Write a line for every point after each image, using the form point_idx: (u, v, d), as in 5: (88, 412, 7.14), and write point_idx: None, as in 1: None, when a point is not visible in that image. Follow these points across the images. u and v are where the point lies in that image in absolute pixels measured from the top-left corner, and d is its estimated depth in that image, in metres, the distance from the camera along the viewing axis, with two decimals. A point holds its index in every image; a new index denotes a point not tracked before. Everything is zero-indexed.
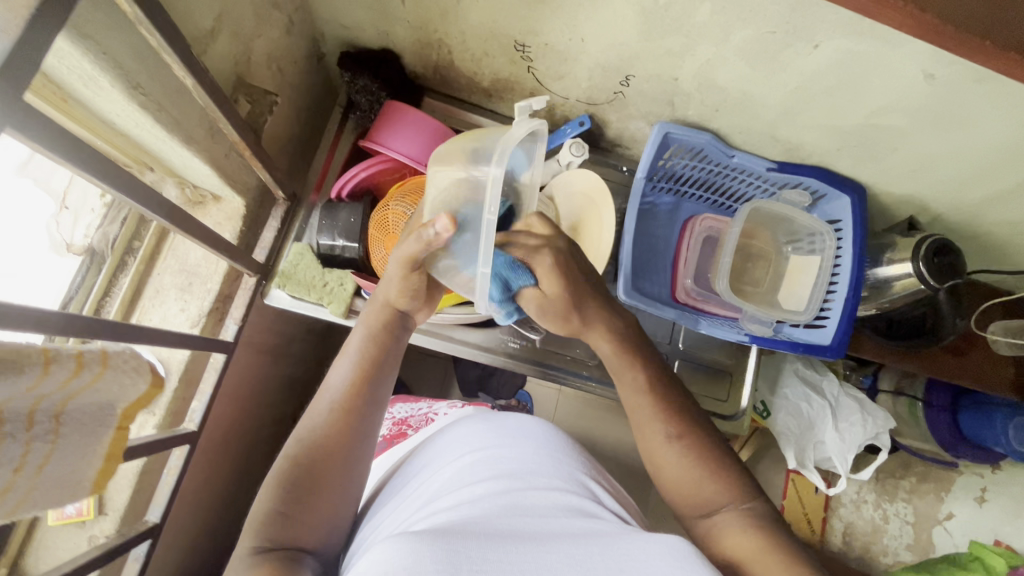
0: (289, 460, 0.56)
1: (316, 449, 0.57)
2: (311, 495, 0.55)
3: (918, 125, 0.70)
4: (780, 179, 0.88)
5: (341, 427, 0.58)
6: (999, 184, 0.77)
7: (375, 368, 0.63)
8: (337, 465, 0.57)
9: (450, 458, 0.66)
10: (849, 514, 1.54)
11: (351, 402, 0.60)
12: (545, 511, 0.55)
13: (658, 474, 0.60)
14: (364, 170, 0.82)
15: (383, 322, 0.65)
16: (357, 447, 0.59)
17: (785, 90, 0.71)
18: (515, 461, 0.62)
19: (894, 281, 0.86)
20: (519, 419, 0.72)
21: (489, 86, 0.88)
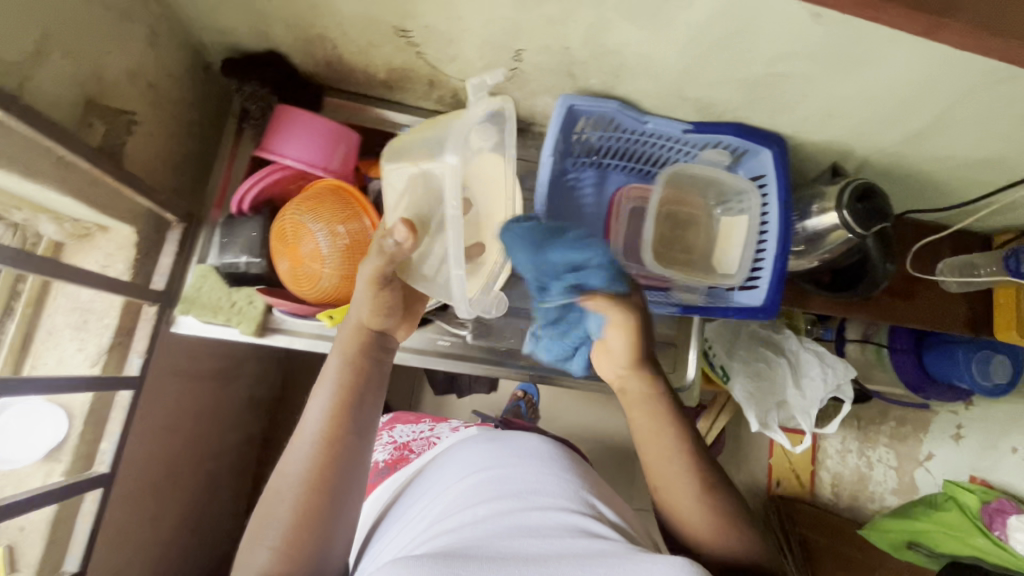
0: (272, 506, 0.50)
1: (301, 487, 0.50)
2: (303, 535, 0.49)
3: (820, 69, 0.67)
4: (699, 140, 0.85)
5: (325, 465, 0.52)
6: (919, 118, 0.74)
7: (356, 391, 0.56)
8: (327, 501, 0.51)
9: (450, 482, 0.65)
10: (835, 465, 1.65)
11: (336, 432, 0.53)
12: (557, 531, 0.54)
13: (666, 500, 0.58)
14: (259, 181, 0.77)
15: (363, 343, 0.58)
16: (344, 488, 0.52)
17: (677, 45, 0.67)
18: (520, 481, 0.61)
19: (827, 232, 0.83)
20: (524, 439, 0.70)
21: (387, 78, 0.83)
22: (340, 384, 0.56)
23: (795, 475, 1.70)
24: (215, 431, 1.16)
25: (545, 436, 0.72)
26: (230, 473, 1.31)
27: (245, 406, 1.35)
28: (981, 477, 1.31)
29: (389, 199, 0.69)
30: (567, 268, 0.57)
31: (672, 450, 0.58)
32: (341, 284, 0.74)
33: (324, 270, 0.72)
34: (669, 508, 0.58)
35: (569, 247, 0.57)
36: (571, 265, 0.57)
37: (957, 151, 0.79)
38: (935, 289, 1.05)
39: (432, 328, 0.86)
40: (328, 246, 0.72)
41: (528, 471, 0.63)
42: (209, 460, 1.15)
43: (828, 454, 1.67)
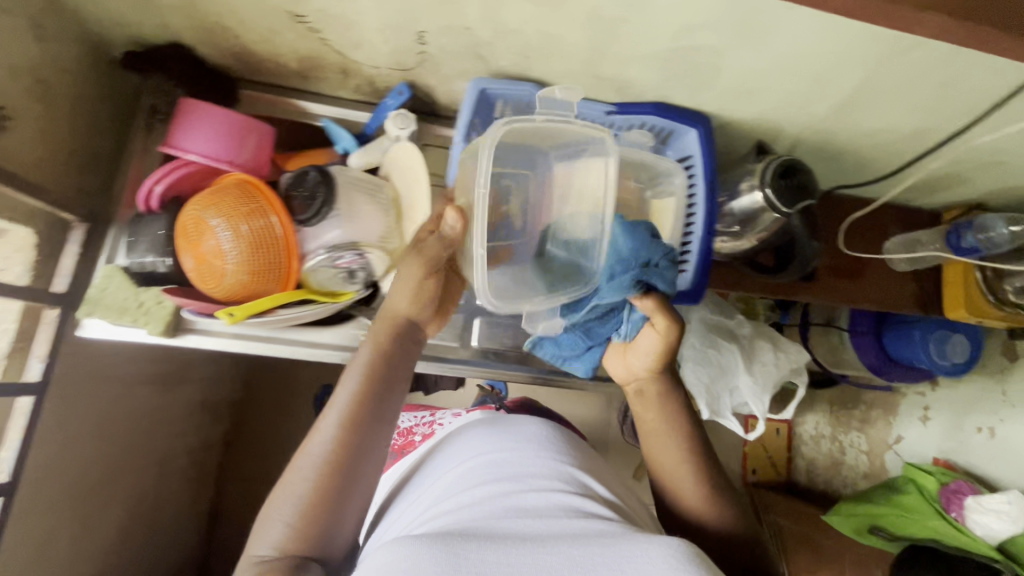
0: (295, 482, 0.58)
1: (321, 464, 0.59)
2: (318, 509, 0.57)
3: (728, 42, 0.65)
4: (622, 121, 0.83)
5: (341, 451, 0.59)
6: (840, 90, 0.71)
7: (377, 386, 0.64)
8: (342, 479, 0.59)
9: (454, 464, 0.69)
10: (810, 450, 1.64)
11: (356, 420, 0.61)
12: (545, 510, 0.56)
13: (650, 443, 0.75)
14: (164, 176, 0.75)
15: (389, 342, 0.66)
16: (358, 469, 0.60)
17: (578, 21, 0.64)
18: (515, 464, 0.64)
19: (756, 210, 0.81)
20: (526, 424, 0.74)
21: (299, 67, 0.81)
22: (364, 379, 0.63)
23: (770, 462, 1.68)
24: (161, 435, 1.14)
25: (550, 421, 0.75)
26: (185, 477, 1.30)
27: (199, 409, 1.33)
28: (944, 459, 1.30)
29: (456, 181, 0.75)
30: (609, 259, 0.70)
31: (670, 431, 0.74)
32: (247, 281, 0.72)
33: (228, 267, 0.70)
34: (652, 449, 0.75)
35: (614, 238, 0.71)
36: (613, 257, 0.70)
37: (886, 124, 0.77)
38: (883, 267, 1.02)
39: (355, 324, 0.84)
40: (230, 241, 0.70)
41: (526, 454, 0.67)
42: (156, 464, 1.13)
43: (803, 439, 1.65)
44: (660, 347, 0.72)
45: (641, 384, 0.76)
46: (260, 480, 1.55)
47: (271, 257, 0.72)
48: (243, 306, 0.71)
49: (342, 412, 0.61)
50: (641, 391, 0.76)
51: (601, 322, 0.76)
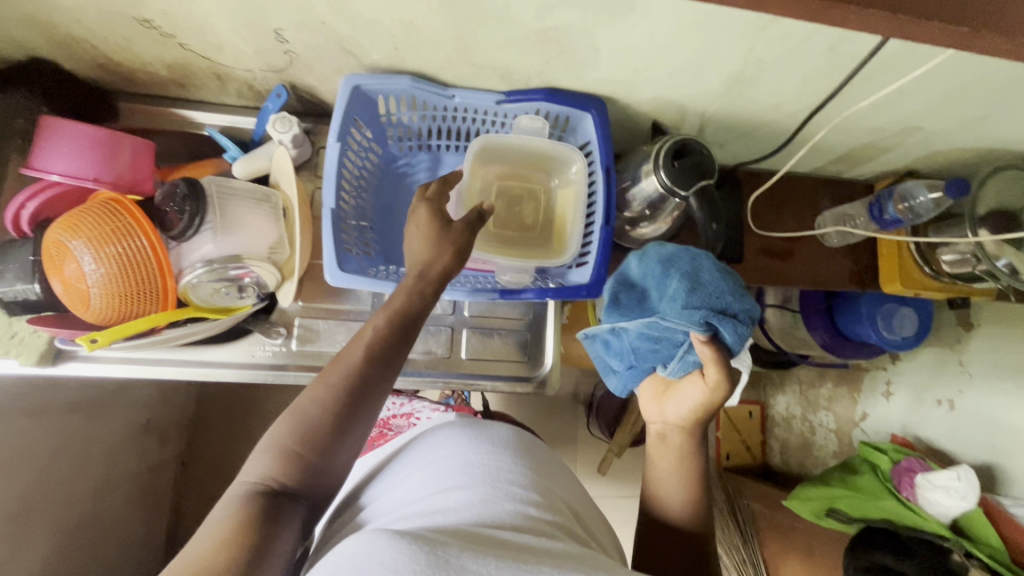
0: (305, 405, 0.53)
1: (338, 397, 0.53)
2: (325, 441, 0.51)
3: (596, 20, 0.61)
4: (514, 109, 0.79)
5: (359, 385, 0.54)
6: (726, 62, 0.67)
7: (402, 331, 0.58)
8: (356, 414, 0.53)
9: (426, 460, 0.64)
10: (782, 433, 1.61)
11: (380, 358, 0.56)
12: (523, 526, 0.53)
13: (657, 456, 0.67)
14: (32, 197, 0.72)
15: (423, 294, 0.60)
16: (370, 408, 0.55)
17: (432, 8, 0.61)
18: (493, 469, 0.60)
19: (657, 195, 0.76)
20: (499, 425, 0.68)
21: (171, 75, 0.77)
22: (390, 321, 0.58)
23: (746, 448, 1.63)
24: (91, 462, 1.11)
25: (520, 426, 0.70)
26: (132, 502, 1.27)
27: (142, 431, 1.30)
28: (904, 434, 1.27)
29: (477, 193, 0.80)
30: (685, 288, 0.62)
31: (677, 465, 0.65)
32: (116, 304, 0.68)
33: (92, 290, 0.66)
34: (657, 462, 0.66)
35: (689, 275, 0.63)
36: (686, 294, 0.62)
37: (787, 95, 0.73)
38: (814, 242, 0.97)
39: (252, 340, 0.81)
40: (90, 263, 0.66)
41: (509, 454, 0.62)
42: (90, 494, 1.10)
43: (776, 421, 1.62)
44: (703, 401, 0.63)
45: (665, 428, 0.67)
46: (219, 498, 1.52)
47: (140, 278, 0.68)
48: (108, 332, 0.67)
49: (368, 348, 0.55)
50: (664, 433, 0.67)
51: (653, 348, 0.67)
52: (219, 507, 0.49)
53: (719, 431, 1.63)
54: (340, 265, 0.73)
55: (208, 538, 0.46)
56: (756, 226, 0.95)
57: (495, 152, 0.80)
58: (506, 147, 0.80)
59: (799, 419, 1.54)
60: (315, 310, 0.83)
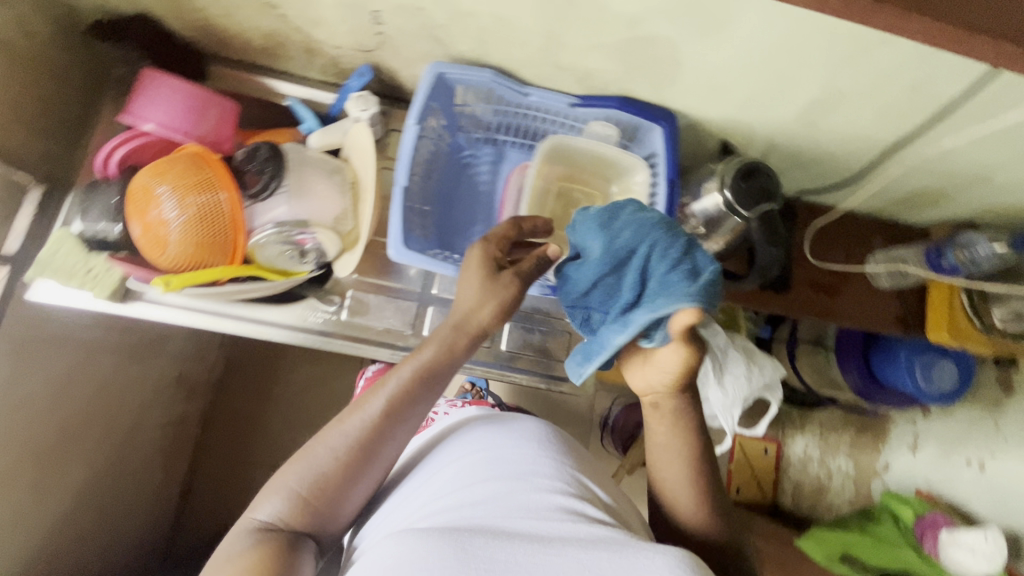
0: (320, 449, 0.57)
1: (348, 448, 0.57)
2: (331, 487, 0.56)
3: (685, 33, 0.63)
4: (585, 114, 0.81)
5: (373, 435, 0.58)
6: (804, 90, 0.68)
7: (425, 384, 0.60)
8: (362, 463, 0.57)
9: (452, 457, 0.66)
10: (797, 473, 1.49)
11: (395, 412, 0.58)
12: (547, 511, 0.54)
13: (659, 464, 0.65)
14: (122, 143, 0.76)
15: (453, 347, 0.61)
16: (382, 455, 0.59)
17: (528, 5, 0.63)
18: (518, 461, 0.61)
19: (719, 213, 0.78)
20: (524, 421, 0.70)
21: (263, 44, 0.81)
22: (416, 376, 0.60)
23: (757, 483, 1.49)
24: (130, 405, 1.15)
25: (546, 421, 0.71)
26: (154, 450, 1.31)
27: (175, 383, 1.35)
28: (927, 490, 1.25)
29: (540, 190, 0.82)
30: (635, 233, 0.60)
31: (678, 462, 0.63)
32: (191, 253, 0.72)
33: (171, 236, 0.71)
34: (666, 473, 0.65)
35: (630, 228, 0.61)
36: (648, 255, 0.60)
37: (858, 130, 0.73)
38: (863, 280, 0.97)
39: (306, 305, 0.83)
40: (173, 211, 0.70)
41: (535, 449, 0.64)
42: (121, 435, 1.14)
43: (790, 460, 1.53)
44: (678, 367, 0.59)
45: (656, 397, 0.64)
46: (234, 459, 1.56)
47: (216, 229, 0.72)
48: (182, 277, 0.70)
49: (388, 401, 0.58)
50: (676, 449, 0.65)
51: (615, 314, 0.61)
52: (237, 535, 0.55)
53: (731, 462, 1.50)
54: (400, 242, 0.75)
55: (232, 564, 0.51)
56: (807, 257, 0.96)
57: (564, 152, 0.81)
58: (576, 150, 0.81)
59: (815, 463, 1.46)
60: (367, 285, 0.85)
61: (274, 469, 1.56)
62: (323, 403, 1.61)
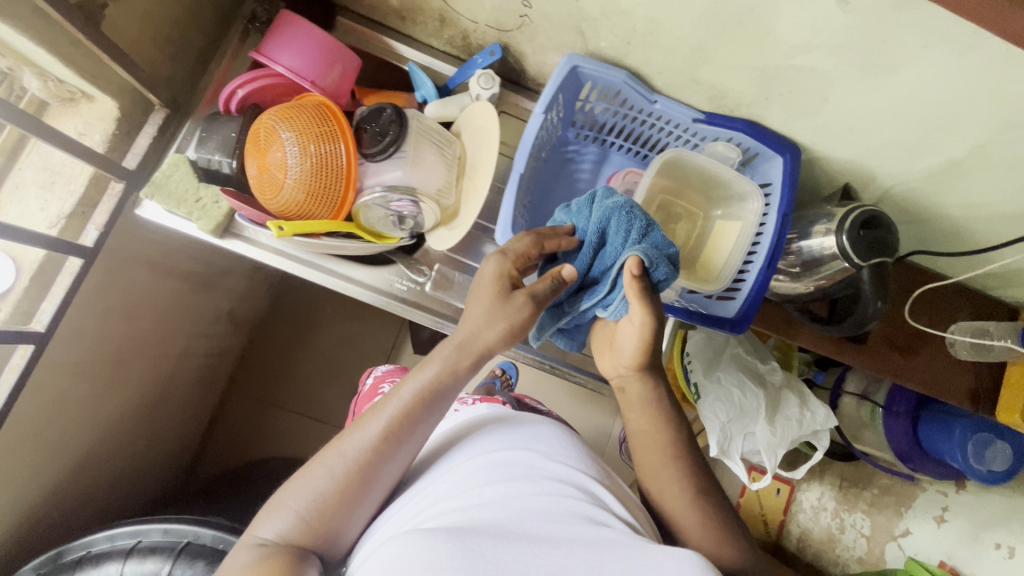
0: (318, 471, 0.56)
1: (346, 468, 0.55)
2: (328, 511, 0.54)
3: (846, 70, 0.61)
4: (706, 132, 0.79)
5: (374, 459, 0.56)
6: (948, 148, 0.66)
7: (427, 406, 0.59)
8: (360, 483, 0.56)
9: (457, 455, 0.61)
10: (806, 520, 1.46)
11: (394, 432, 0.57)
12: (554, 522, 0.49)
13: (643, 461, 0.67)
14: (249, 82, 0.77)
15: (457, 367, 0.61)
16: (381, 478, 0.57)
17: (691, 15, 0.62)
18: (527, 462, 0.56)
19: (825, 257, 0.76)
20: (532, 423, 0.64)
21: (398, 6, 0.81)
22: (417, 399, 0.59)
23: (763, 520, 1.51)
24: (185, 331, 1.17)
25: (562, 425, 0.66)
26: (196, 377, 1.34)
27: (226, 317, 1.37)
28: (951, 565, 1.22)
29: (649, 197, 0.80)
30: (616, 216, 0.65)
31: (662, 454, 0.66)
32: (302, 200, 0.72)
33: (286, 182, 0.71)
34: (650, 466, 0.66)
35: (604, 215, 0.66)
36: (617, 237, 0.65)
37: (988, 200, 0.71)
38: (939, 347, 0.95)
39: (393, 270, 0.84)
40: (294, 157, 0.70)
41: (543, 449, 0.59)
42: (173, 357, 1.17)
43: (801, 506, 1.47)
44: (637, 340, 0.63)
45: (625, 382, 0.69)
46: (262, 400, 1.59)
47: (330, 180, 0.72)
48: (294, 223, 0.71)
49: (388, 422, 0.57)
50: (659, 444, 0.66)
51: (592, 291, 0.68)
52: (234, 558, 0.53)
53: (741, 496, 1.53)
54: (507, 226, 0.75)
55: None
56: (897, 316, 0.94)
57: (681, 166, 0.80)
58: (694, 165, 0.79)
59: (828, 513, 1.43)
60: (453, 262, 0.85)
61: (298, 415, 1.59)
62: (354, 362, 1.63)
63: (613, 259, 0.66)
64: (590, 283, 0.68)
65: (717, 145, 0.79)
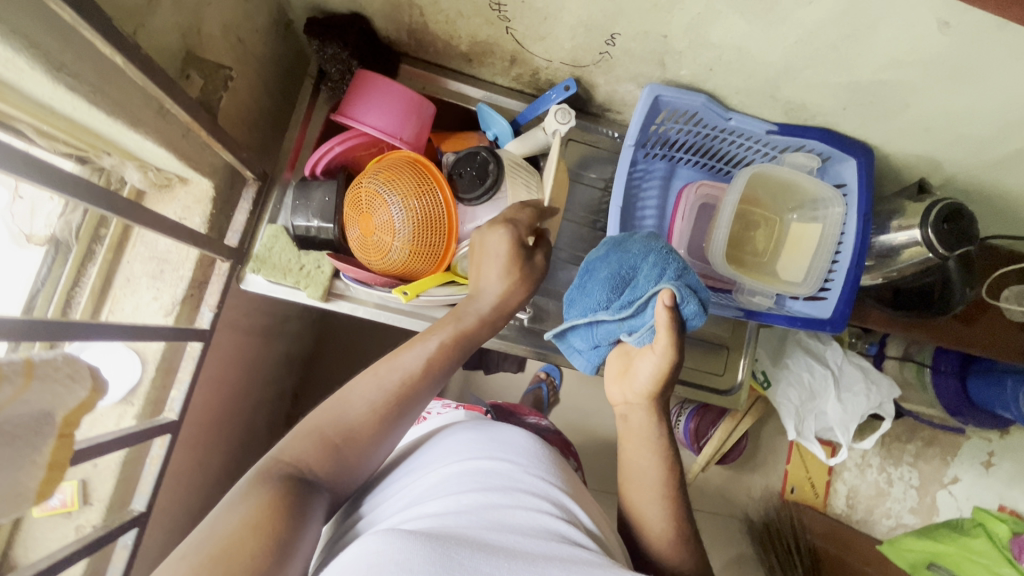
0: (354, 396, 0.56)
1: (381, 396, 0.56)
2: (360, 440, 0.54)
3: (932, 82, 0.64)
4: (781, 142, 0.82)
5: (404, 399, 0.57)
6: (1023, 141, 0.70)
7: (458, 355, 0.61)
8: (391, 421, 0.56)
9: (439, 463, 0.58)
10: (852, 478, 1.46)
11: (431, 371, 0.59)
12: (532, 531, 0.47)
13: (628, 469, 0.63)
14: (338, 146, 0.78)
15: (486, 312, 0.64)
16: (400, 429, 0.57)
17: (785, 43, 0.64)
18: (507, 475, 0.54)
19: (901, 249, 0.81)
20: (512, 430, 0.63)
21: (467, 51, 0.81)
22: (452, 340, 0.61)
23: (810, 483, 1.51)
24: (258, 383, 1.17)
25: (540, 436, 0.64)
26: (267, 424, 1.34)
27: (287, 362, 1.37)
28: (1010, 508, 1.17)
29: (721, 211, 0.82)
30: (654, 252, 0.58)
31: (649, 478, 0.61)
32: (409, 259, 0.74)
33: (395, 243, 0.73)
34: (635, 478, 0.62)
35: (642, 251, 0.59)
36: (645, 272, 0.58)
37: None
38: (993, 316, 0.92)
39: None
40: (400, 217, 0.72)
41: (521, 462, 0.57)
42: (249, 411, 1.16)
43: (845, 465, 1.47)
44: (660, 373, 0.58)
45: (628, 410, 0.63)
46: None
47: (434, 236, 0.74)
48: (415, 284, 0.73)
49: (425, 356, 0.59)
50: (648, 468, 0.62)
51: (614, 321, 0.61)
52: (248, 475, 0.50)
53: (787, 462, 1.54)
54: None
55: (239, 511, 0.45)
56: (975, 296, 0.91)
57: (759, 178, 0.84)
58: (773, 176, 0.83)
59: (874, 469, 1.42)
60: (547, 293, 0.89)
61: None
62: None
63: (642, 293, 0.58)
64: (615, 311, 0.60)
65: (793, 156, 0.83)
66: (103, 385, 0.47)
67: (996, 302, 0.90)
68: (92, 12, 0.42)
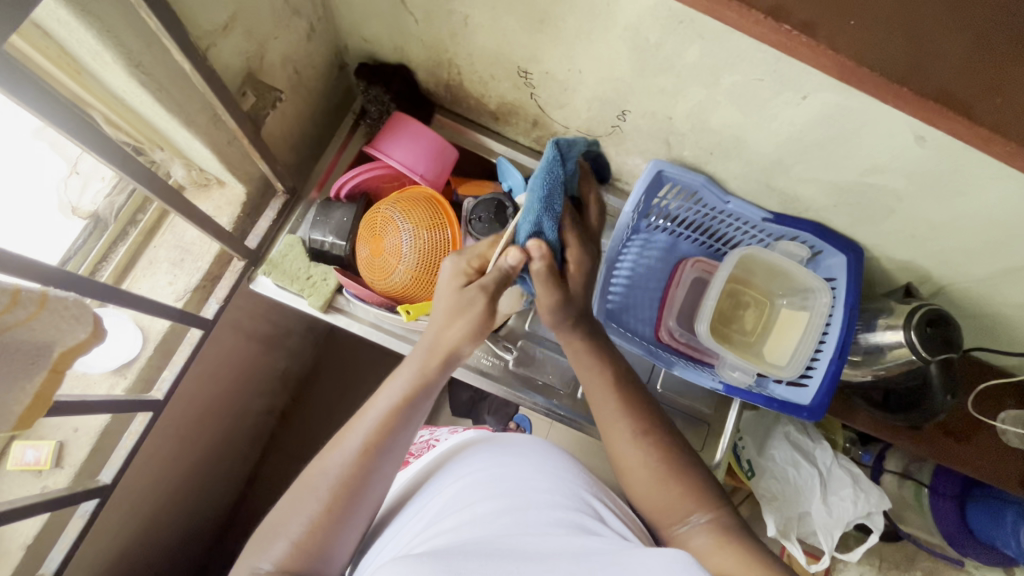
0: (313, 480, 0.59)
1: (335, 485, 0.57)
2: (330, 527, 0.56)
3: (913, 192, 0.68)
4: (776, 230, 0.87)
5: (355, 480, 0.58)
6: (1006, 260, 0.72)
7: (402, 417, 0.62)
8: (352, 499, 0.58)
9: (447, 480, 0.63)
10: None
11: (379, 444, 0.60)
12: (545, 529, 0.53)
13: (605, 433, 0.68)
14: (362, 174, 0.85)
15: (425, 370, 0.64)
16: (368, 498, 0.59)
17: (777, 138, 0.70)
18: (513, 477, 0.59)
19: (887, 349, 0.82)
20: (518, 438, 0.69)
21: (495, 109, 0.90)
22: (393, 407, 0.62)
23: None
24: (250, 390, 1.20)
25: (542, 438, 0.70)
26: (252, 437, 1.34)
27: (286, 378, 1.39)
28: None
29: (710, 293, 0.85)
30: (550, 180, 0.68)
31: (619, 415, 0.67)
32: (410, 283, 0.79)
33: (399, 266, 0.78)
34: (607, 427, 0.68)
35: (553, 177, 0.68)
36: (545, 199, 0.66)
37: None
38: (987, 438, 0.89)
39: (480, 346, 0.90)
40: (408, 244, 0.77)
41: (531, 464, 0.62)
42: (236, 416, 1.18)
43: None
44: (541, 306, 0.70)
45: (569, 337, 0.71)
46: None
47: (437, 266, 0.79)
48: (418, 306, 0.78)
49: (366, 435, 0.60)
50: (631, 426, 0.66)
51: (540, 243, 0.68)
52: None
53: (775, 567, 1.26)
54: (609, 328, 0.87)
55: None
56: (969, 413, 0.90)
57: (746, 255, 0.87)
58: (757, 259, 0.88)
59: None
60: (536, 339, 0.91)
61: None
62: None
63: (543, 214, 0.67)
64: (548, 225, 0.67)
65: (784, 245, 0.88)
66: (102, 331, 0.52)
67: (990, 423, 0.89)
68: (173, 26, 0.50)
